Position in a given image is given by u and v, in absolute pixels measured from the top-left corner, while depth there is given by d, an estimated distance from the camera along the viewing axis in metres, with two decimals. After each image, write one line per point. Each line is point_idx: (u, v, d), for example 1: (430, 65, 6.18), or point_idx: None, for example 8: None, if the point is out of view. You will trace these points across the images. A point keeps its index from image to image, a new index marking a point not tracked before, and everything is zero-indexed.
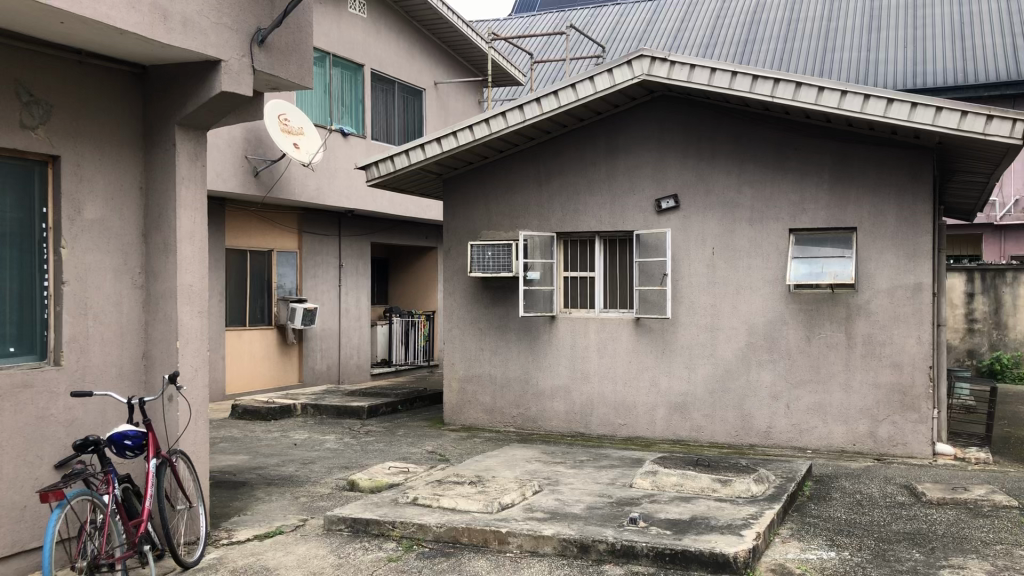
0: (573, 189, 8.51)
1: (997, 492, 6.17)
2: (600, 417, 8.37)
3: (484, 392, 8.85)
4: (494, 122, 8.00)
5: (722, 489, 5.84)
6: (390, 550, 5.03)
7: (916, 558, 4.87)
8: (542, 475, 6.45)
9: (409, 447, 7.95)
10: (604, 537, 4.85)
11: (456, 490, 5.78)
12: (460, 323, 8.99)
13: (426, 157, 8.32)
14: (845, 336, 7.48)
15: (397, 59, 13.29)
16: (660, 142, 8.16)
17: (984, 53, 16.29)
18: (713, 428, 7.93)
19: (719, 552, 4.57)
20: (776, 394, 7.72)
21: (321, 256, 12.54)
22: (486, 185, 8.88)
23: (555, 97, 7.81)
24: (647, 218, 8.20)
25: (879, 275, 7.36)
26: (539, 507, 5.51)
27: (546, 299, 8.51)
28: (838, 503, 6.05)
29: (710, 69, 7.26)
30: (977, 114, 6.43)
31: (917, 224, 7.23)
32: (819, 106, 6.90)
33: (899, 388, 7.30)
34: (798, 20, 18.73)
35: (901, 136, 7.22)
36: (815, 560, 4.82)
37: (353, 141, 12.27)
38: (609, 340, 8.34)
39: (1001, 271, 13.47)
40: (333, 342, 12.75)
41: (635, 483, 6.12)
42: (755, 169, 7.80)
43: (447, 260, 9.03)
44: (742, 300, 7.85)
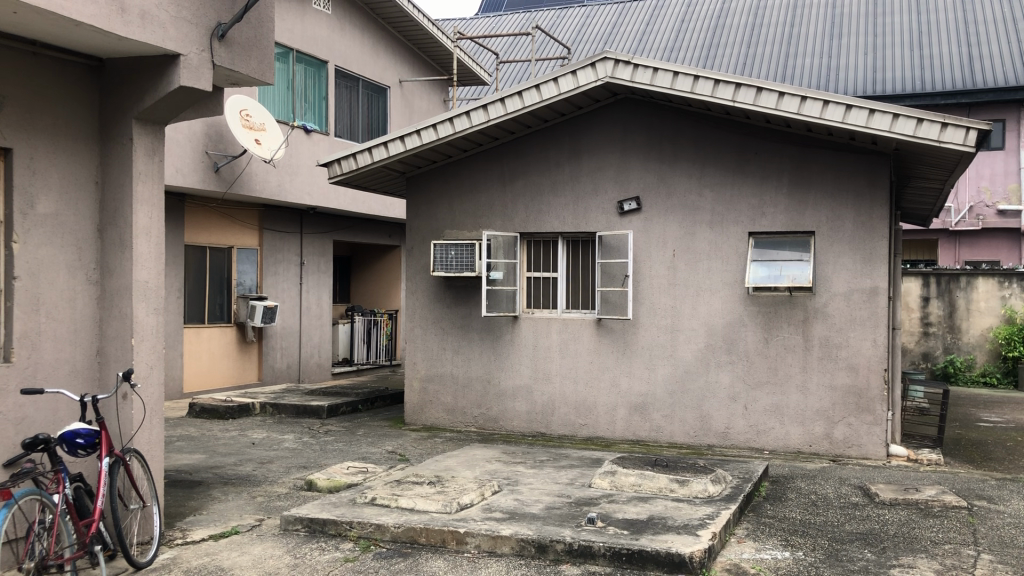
0: (536, 189, 8.52)
1: (947, 493, 6.29)
2: (561, 418, 8.39)
3: (446, 392, 8.84)
4: (458, 121, 7.99)
5: (680, 489, 5.89)
6: (347, 550, 5.01)
7: (868, 557, 4.95)
8: (501, 475, 6.45)
9: (369, 446, 7.91)
10: (562, 537, 4.87)
11: (414, 491, 5.76)
12: (422, 322, 8.97)
13: (389, 155, 8.28)
14: (802, 339, 7.57)
15: (361, 56, 13.23)
16: (623, 144, 8.20)
17: (943, 61, 16.59)
18: (672, 428, 7.99)
19: (676, 552, 4.60)
20: (734, 395, 7.80)
21: (283, 254, 12.44)
22: (450, 184, 8.86)
23: (519, 97, 7.81)
24: (610, 220, 8.24)
25: (837, 279, 7.46)
26: (497, 507, 5.51)
27: (510, 299, 8.50)
28: (794, 503, 6.12)
29: (672, 72, 7.31)
30: (933, 122, 6.54)
31: (874, 228, 7.34)
32: (779, 111, 6.98)
33: (854, 390, 7.41)
34: (761, 25, 18.94)
35: (859, 142, 7.34)
36: (769, 560, 4.88)
37: (316, 138, 12.18)
38: (571, 340, 8.36)
39: (956, 276, 13.77)
40: (293, 340, 12.65)
41: (594, 483, 6.15)
42: (717, 172, 7.87)
43: (410, 258, 8.99)
44: (702, 301, 7.92)
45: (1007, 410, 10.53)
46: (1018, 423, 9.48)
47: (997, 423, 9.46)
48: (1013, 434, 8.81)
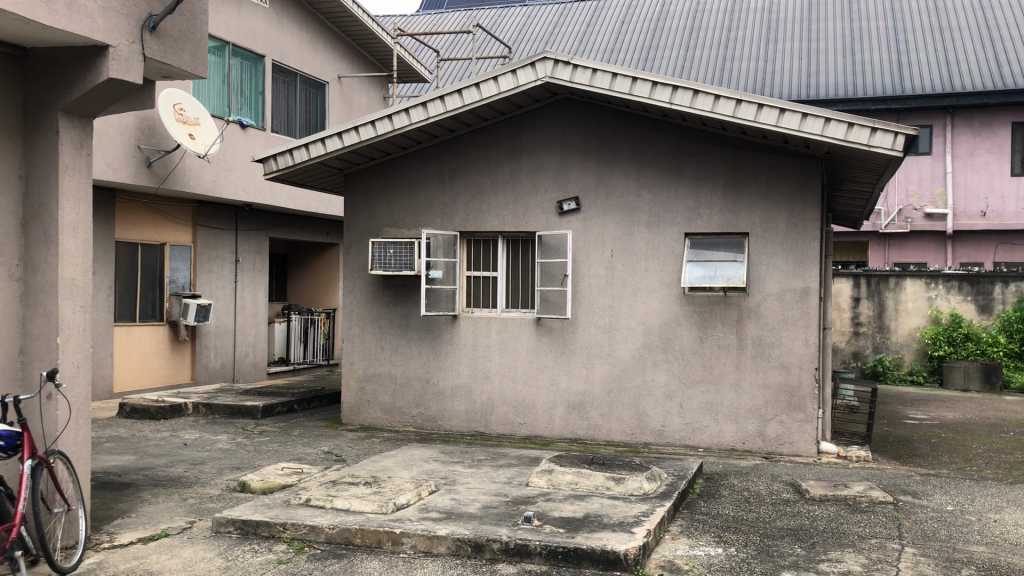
0: (475, 188, 8.51)
1: (874, 488, 6.46)
2: (499, 417, 8.39)
3: (383, 392, 8.77)
4: (397, 118, 7.93)
5: (615, 487, 5.94)
6: (280, 552, 4.93)
7: (798, 553, 5.05)
8: (438, 474, 6.42)
9: (305, 447, 7.82)
10: (498, 536, 4.87)
11: (350, 491, 5.70)
12: (359, 321, 8.87)
13: (327, 152, 8.18)
14: (736, 338, 7.70)
15: (299, 51, 13.05)
16: (562, 144, 8.24)
17: (875, 67, 17.01)
18: (610, 427, 8.06)
19: (611, 549, 4.64)
20: (670, 393, 7.89)
21: (217, 251, 12.22)
22: (388, 182, 8.80)
23: (459, 96, 7.78)
24: (549, 220, 8.27)
25: (770, 279, 7.60)
26: (434, 507, 5.49)
27: (449, 298, 8.45)
28: (727, 500, 6.22)
29: (612, 73, 7.36)
30: (863, 127, 6.70)
31: (806, 229, 7.49)
32: (715, 113, 7.09)
33: (786, 389, 7.55)
34: (699, 29, 19.20)
35: (792, 146, 7.48)
36: (702, 557, 4.94)
37: (251, 133, 11.98)
38: (510, 339, 8.36)
39: (885, 277, 14.14)
40: (228, 339, 12.43)
41: (531, 482, 6.16)
42: (654, 173, 7.96)
43: (347, 256, 8.89)
44: (640, 301, 7.99)
45: (933, 407, 10.85)
46: (942, 420, 9.77)
47: (922, 420, 9.74)
48: (937, 431, 9.09)
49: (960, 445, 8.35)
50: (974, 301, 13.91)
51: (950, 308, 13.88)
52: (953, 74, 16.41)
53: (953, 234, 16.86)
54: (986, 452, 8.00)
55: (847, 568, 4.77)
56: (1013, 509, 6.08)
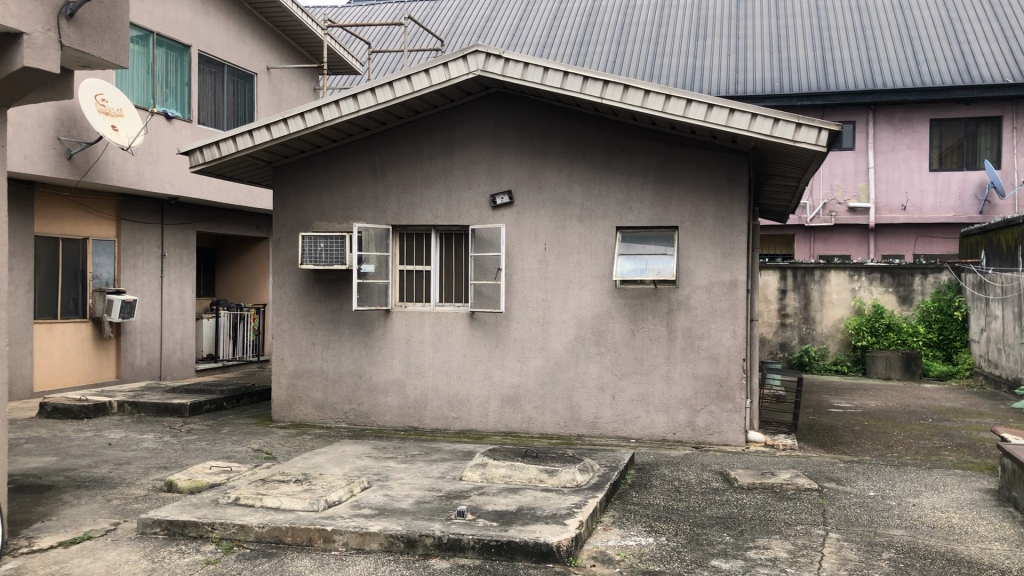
0: (408, 181, 8.45)
1: (800, 475, 6.62)
2: (433, 412, 8.37)
3: (315, 388, 8.66)
4: (327, 110, 7.82)
5: (549, 479, 5.96)
6: (208, 553, 4.84)
7: (726, 540, 5.14)
8: (371, 471, 6.37)
9: (234, 445, 7.69)
10: (431, 532, 4.85)
11: (280, 489, 5.62)
12: (290, 317, 8.74)
13: (255, 144, 8.04)
14: (666, 329, 7.80)
15: (227, 41, 12.78)
16: (494, 138, 8.23)
17: (800, 64, 17.39)
18: (543, 419, 8.10)
19: (544, 542, 4.66)
20: (603, 385, 7.96)
21: (142, 246, 11.92)
22: (319, 175, 8.68)
23: (389, 88, 7.71)
24: (482, 214, 8.25)
25: (699, 272, 7.72)
26: (366, 503, 5.45)
27: (382, 293, 8.37)
28: (658, 490, 6.31)
29: (543, 68, 7.38)
30: (788, 123, 6.84)
31: (734, 224, 7.63)
32: (644, 109, 7.16)
33: (715, 379, 7.68)
34: (631, 24, 19.38)
35: (720, 141, 7.60)
36: (634, 546, 5.00)
37: (177, 125, 11.70)
38: (444, 334, 8.34)
39: (810, 270, 14.47)
40: (154, 335, 12.13)
41: (465, 477, 6.16)
42: (586, 168, 8.01)
43: (277, 251, 8.74)
44: (572, 295, 8.04)
45: (856, 396, 11.17)
46: (864, 409, 10.06)
47: (846, 409, 10.01)
48: (859, 419, 9.35)
49: (882, 432, 8.61)
50: (895, 292, 14.28)
51: (872, 299, 14.28)
52: (875, 71, 16.87)
53: (875, 228, 17.39)
54: (907, 438, 8.27)
55: (774, 555, 4.87)
56: (930, 493, 6.30)
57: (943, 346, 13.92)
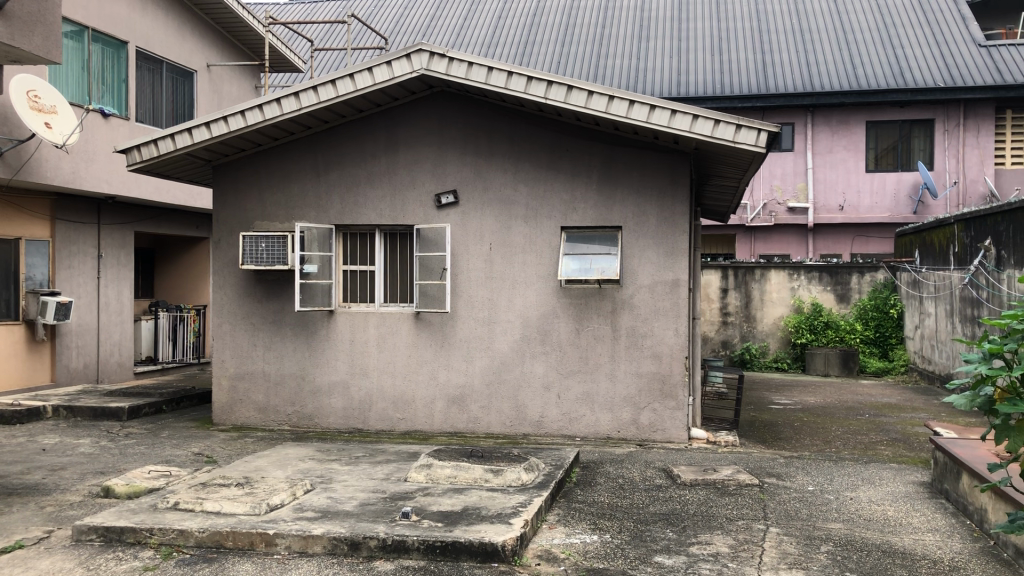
0: (351, 180, 8.37)
1: (741, 471, 6.73)
2: (378, 413, 8.30)
3: (257, 390, 8.53)
4: (269, 109, 7.72)
5: (494, 479, 5.96)
6: (146, 559, 4.73)
7: (670, 536, 5.20)
8: (314, 473, 6.30)
9: (174, 449, 7.54)
10: (375, 533, 4.82)
11: (221, 493, 5.53)
12: (230, 318, 8.59)
13: (194, 142, 7.89)
14: (610, 328, 7.87)
15: (165, 37, 12.55)
16: (439, 137, 8.21)
17: (742, 66, 17.66)
18: (489, 419, 8.09)
19: (489, 542, 4.66)
20: (548, 384, 7.99)
21: (78, 246, 11.63)
22: (260, 174, 8.56)
23: (332, 86, 7.63)
24: (427, 213, 8.22)
25: (642, 271, 7.81)
26: (309, 506, 5.39)
27: (325, 293, 8.27)
28: (602, 487, 6.36)
29: (487, 67, 7.38)
30: (729, 124, 6.95)
31: (676, 224, 7.74)
32: (588, 109, 7.20)
33: (658, 377, 7.78)
34: (575, 25, 19.49)
35: (662, 142, 7.69)
36: (579, 544, 5.03)
37: (114, 123, 11.44)
38: (389, 334, 8.27)
39: (751, 269, 14.72)
40: (90, 338, 11.85)
41: (409, 478, 6.13)
42: (530, 167, 8.03)
43: (217, 251, 8.58)
44: (518, 294, 8.05)
45: (796, 392, 11.38)
46: (804, 405, 10.26)
47: (786, 405, 10.19)
48: (799, 415, 9.54)
49: (820, 428, 8.80)
50: (833, 291, 14.57)
51: (811, 298, 14.55)
52: (813, 74, 17.21)
53: (814, 228, 17.76)
54: (844, 434, 8.45)
55: (717, 550, 4.94)
56: (867, 487, 6.45)
57: (880, 343, 14.28)
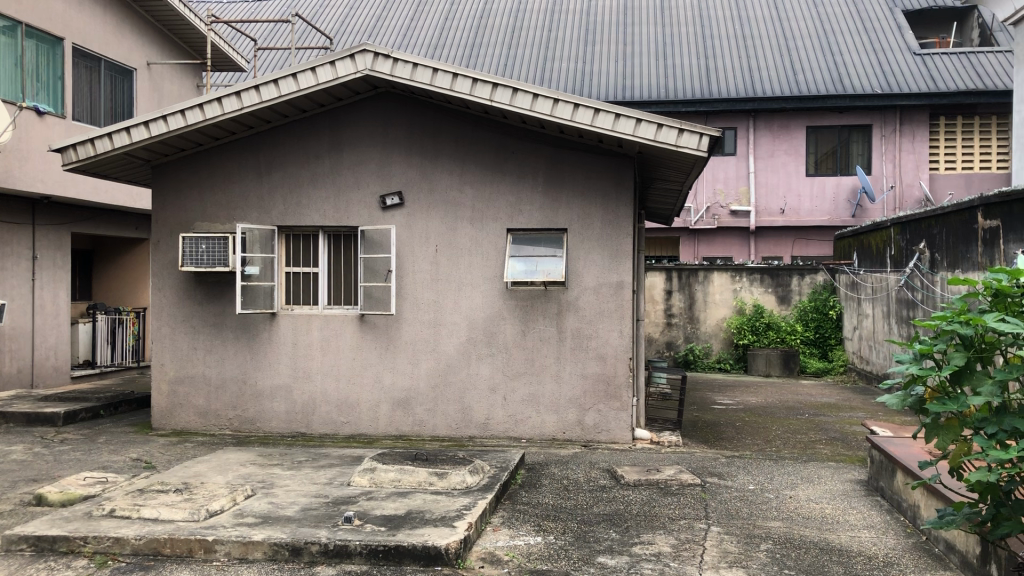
0: (294, 181, 8.28)
1: (683, 471, 6.81)
2: (321, 417, 8.22)
3: (198, 394, 8.38)
4: (210, 108, 7.59)
5: (438, 482, 5.94)
6: (79, 569, 4.63)
7: (613, 537, 5.24)
8: (255, 478, 6.22)
9: (111, 455, 7.38)
10: (316, 539, 4.77)
11: (160, 499, 5.42)
12: (170, 321, 8.43)
13: (132, 141, 7.73)
14: (556, 330, 7.91)
15: (104, 34, 12.29)
16: (384, 139, 8.17)
17: (686, 71, 17.88)
18: (434, 422, 8.07)
19: (431, 545, 4.64)
20: (494, 386, 8.00)
21: (13, 247, 11.33)
22: (200, 174, 8.41)
23: (274, 86, 7.54)
24: (372, 215, 8.16)
25: (587, 273, 7.87)
26: (250, 512, 5.32)
27: (267, 295, 8.16)
28: (547, 489, 6.38)
29: (432, 69, 7.36)
30: (672, 127, 7.04)
31: (621, 226, 7.81)
32: (533, 112, 7.22)
33: (603, 378, 7.84)
34: (521, 28, 19.55)
35: (606, 145, 7.75)
36: (523, 546, 5.04)
37: (49, 121, 11.16)
38: (332, 337, 8.19)
39: (694, 271, 14.88)
40: (25, 342, 11.54)
41: (353, 482, 6.07)
42: (476, 169, 8.03)
43: (156, 252, 8.43)
44: (464, 296, 8.04)
45: (738, 392, 11.54)
46: (746, 405, 10.43)
47: (728, 405, 10.35)
48: (741, 415, 9.68)
49: (761, 427, 8.94)
50: (774, 292, 14.81)
51: (753, 300, 14.78)
52: (755, 79, 17.49)
53: (756, 230, 18.03)
54: (785, 433, 8.60)
55: (659, 549, 5.00)
56: (805, 485, 6.56)
57: (820, 344, 14.58)
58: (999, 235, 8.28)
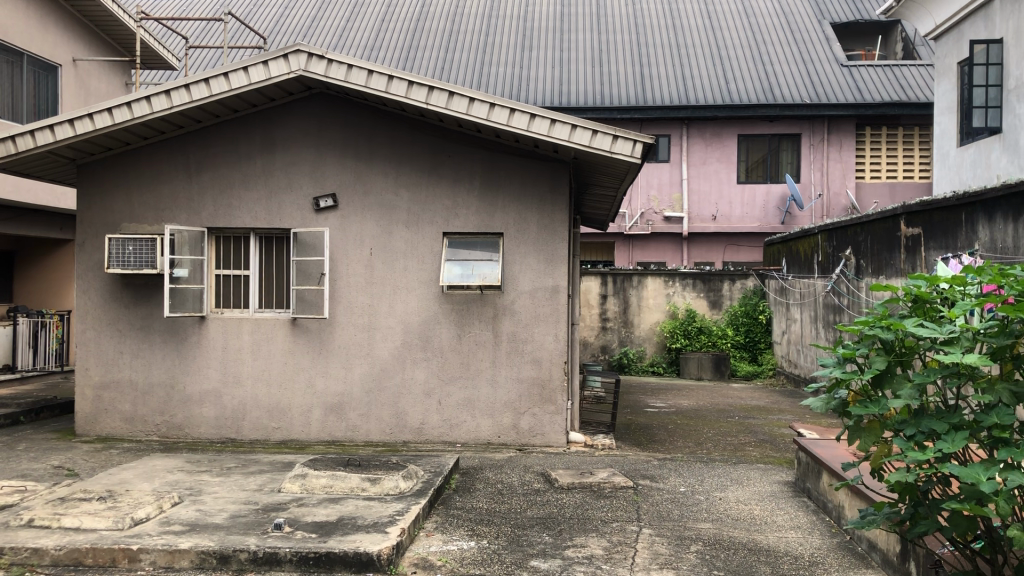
0: (225, 182, 8.14)
1: (617, 474, 6.87)
2: (252, 422, 8.08)
3: (124, 399, 8.17)
4: (137, 107, 7.42)
5: (371, 488, 5.90)
6: None
7: (546, 540, 5.26)
8: (183, 485, 6.09)
9: (31, 462, 7.14)
10: (245, 546, 4.69)
11: (81, 508, 5.26)
12: (95, 324, 8.20)
13: (55, 140, 7.50)
14: (491, 334, 7.92)
15: (27, 30, 11.92)
16: (318, 140, 8.08)
17: (622, 78, 18.08)
18: (368, 427, 8.00)
19: (363, 551, 4.60)
20: (429, 390, 7.97)
21: None
22: (127, 174, 8.21)
23: (205, 85, 7.39)
24: (305, 217, 8.07)
25: (523, 277, 7.91)
26: (176, 520, 5.20)
27: (196, 298, 8.00)
28: (482, 493, 6.38)
29: (367, 70, 7.30)
30: (606, 134, 7.12)
31: (556, 231, 7.87)
32: (469, 116, 7.22)
33: (538, 382, 7.88)
34: (458, 32, 19.55)
35: (542, 150, 7.80)
36: (455, 551, 5.02)
37: None
38: (263, 341, 8.07)
39: (629, 276, 15.04)
40: None
41: (284, 488, 5.98)
42: (411, 172, 8.00)
43: (80, 253, 8.19)
44: (399, 300, 7.99)
45: (671, 396, 11.70)
46: (677, 408, 10.57)
47: (660, 408, 10.47)
48: (674, 418, 9.82)
49: (693, 430, 9.08)
50: (706, 297, 15.06)
51: (685, 304, 15.00)
52: (689, 88, 17.77)
53: (689, 237, 18.31)
54: (715, 436, 8.74)
55: (591, 552, 5.03)
56: (735, 487, 6.68)
57: (750, 347, 14.85)
58: (921, 243, 8.57)
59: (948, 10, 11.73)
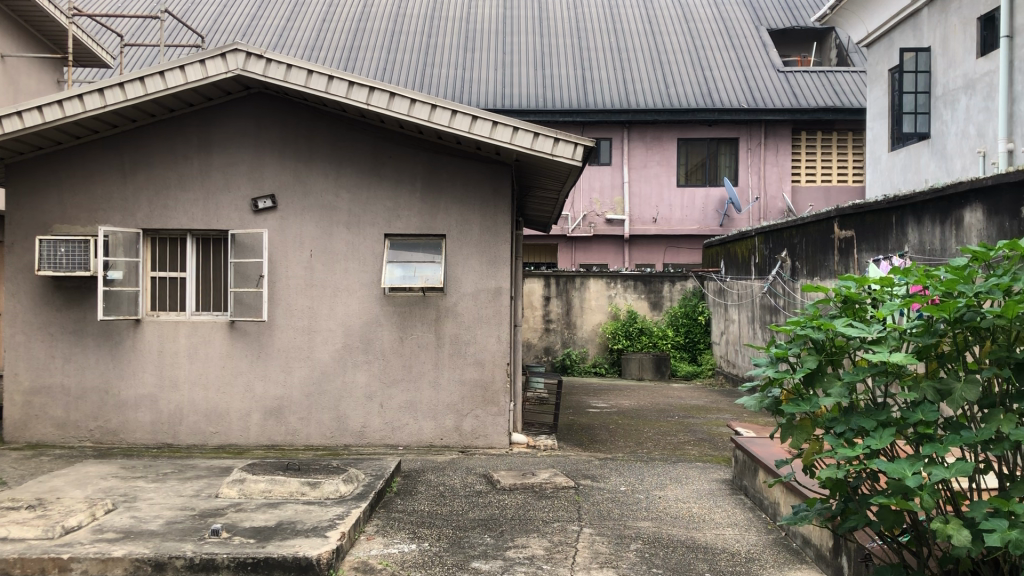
0: (161, 183, 7.99)
1: (558, 474, 6.91)
2: (189, 426, 7.95)
3: (55, 405, 7.96)
4: (70, 105, 7.24)
5: (311, 492, 5.84)
6: None
7: (487, 542, 5.27)
8: (117, 492, 5.96)
9: None
10: (181, 553, 4.61)
11: (10, 517, 5.11)
12: (25, 328, 7.97)
13: None
14: (433, 336, 7.91)
15: None
16: (257, 141, 7.98)
17: (564, 81, 18.19)
18: (308, 431, 7.92)
19: (302, 556, 4.55)
20: (370, 394, 7.92)
21: None
22: (58, 173, 8.00)
23: (140, 84, 7.25)
24: (243, 218, 7.97)
25: (465, 279, 7.92)
26: (109, 527, 5.09)
27: (131, 300, 7.83)
28: (423, 496, 6.37)
29: (307, 70, 7.24)
30: (548, 137, 7.17)
31: (497, 233, 7.91)
32: (410, 117, 7.20)
33: (480, 384, 7.90)
34: (401, 33, 19.47)
35: (484, 152, 7.82)
36: (396, 554, 5.00)
37: None
38: (201, 345, 7.94)
39: (571, 278, 15.12)
40: None
41: (221, 493, 5.89)
42: (352, 173, 7.95)
43: (9, 254, 7.96)
44: (339, 302, 7.94)
45: (612, 396, 11.80)
46: (619, 408, 10.66)
47: (602, 409, 10.57)
48: (614, 418, 9.91)
49: (634, 430, 9.18)
50: (647, 298, 15.23)
51: (627, 306, 15.15)
52: (630, 91, 17.96)
53: (630, 239, 18.50)
54: (655, 435, 8.85)
55: (532, 553, 5.05)
56: (674, 486, 6.77)
57: (689, 348, 15.10)
58: (853, 245, 8.78)
59: (879, 17, 12.02)
